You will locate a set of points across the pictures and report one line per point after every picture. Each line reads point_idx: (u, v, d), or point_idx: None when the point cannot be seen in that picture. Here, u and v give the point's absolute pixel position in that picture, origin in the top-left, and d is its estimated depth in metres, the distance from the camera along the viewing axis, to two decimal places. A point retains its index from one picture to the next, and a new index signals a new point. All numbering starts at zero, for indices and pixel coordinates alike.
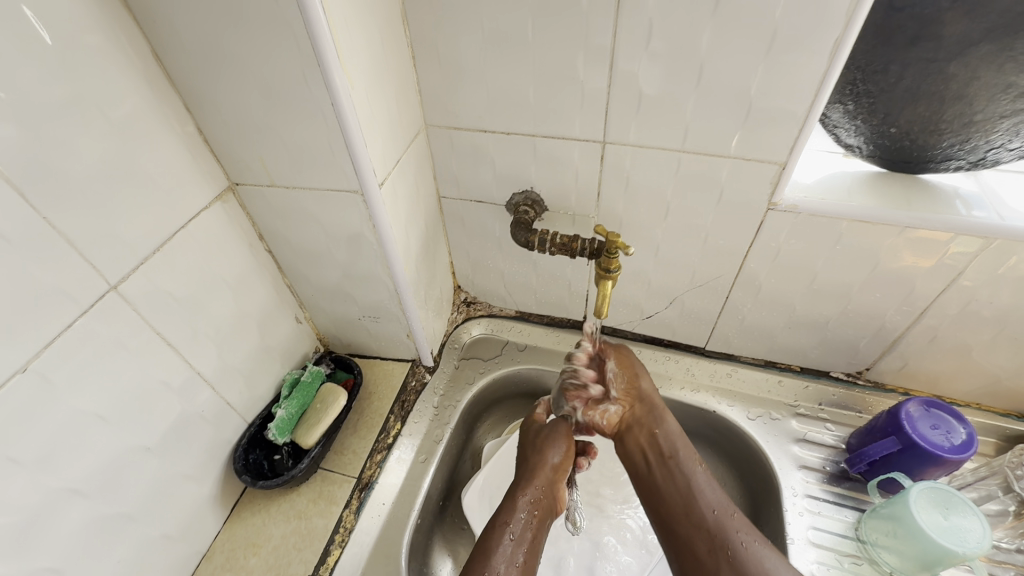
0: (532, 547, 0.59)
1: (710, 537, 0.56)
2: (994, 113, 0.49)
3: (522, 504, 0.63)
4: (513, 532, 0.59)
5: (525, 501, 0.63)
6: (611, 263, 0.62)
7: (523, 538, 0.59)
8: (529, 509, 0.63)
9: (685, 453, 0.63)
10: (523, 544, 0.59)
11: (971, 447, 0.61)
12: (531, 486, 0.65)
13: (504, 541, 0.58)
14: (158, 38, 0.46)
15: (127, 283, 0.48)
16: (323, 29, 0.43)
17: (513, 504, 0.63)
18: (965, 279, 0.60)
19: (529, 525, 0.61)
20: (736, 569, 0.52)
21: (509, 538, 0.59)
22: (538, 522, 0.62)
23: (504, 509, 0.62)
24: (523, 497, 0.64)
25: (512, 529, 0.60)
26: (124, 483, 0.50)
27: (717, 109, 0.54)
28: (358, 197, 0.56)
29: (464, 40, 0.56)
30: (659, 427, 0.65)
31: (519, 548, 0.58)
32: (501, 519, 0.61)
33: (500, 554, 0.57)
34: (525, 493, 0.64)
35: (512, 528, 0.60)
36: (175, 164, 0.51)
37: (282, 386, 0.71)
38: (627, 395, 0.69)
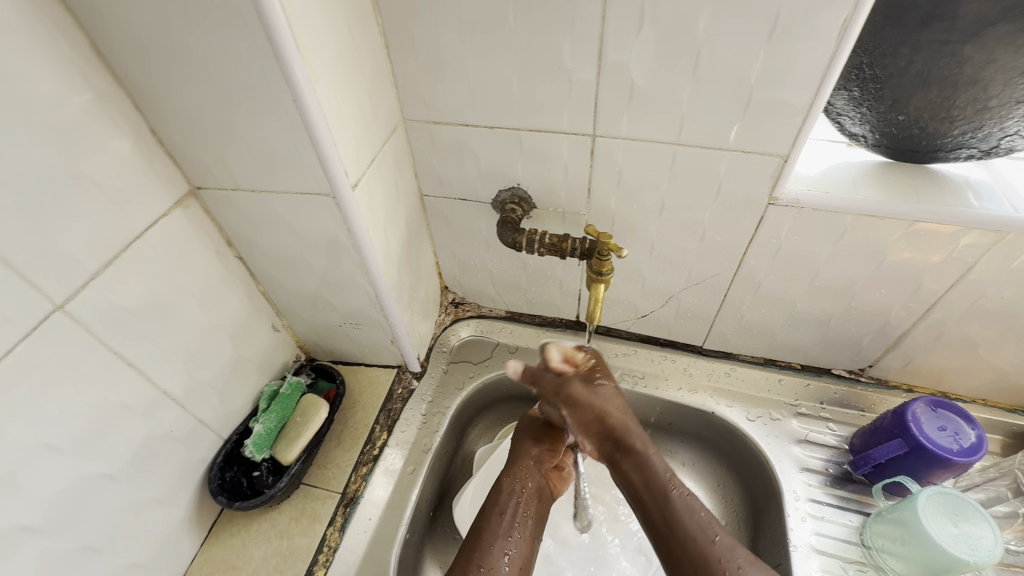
0: (527, 528, 0.57)
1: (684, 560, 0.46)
2: (1010, 99, 0.46)
3: (513, 484, 0.61)
4: (506, 510, 0.58)
5: (517, 479, 0.62)
6: (603, 266, 0.59)
7: (515, 514, 0.58)
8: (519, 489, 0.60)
9: (658, 480, 0.51)
10: (518, 521, 0.57)
11: (981, 449, 0.58)
12: (522, 468, 0.63)
13: (496, 518, 0.57)
14: (97, 29, 0.42)
15: (75, 301, 0.44)
16: (279, 15, 0.39)
17: (502, 485, 0.61)
18: (974, 274, 0.58)
19: (521, 501, 0.59)
20: None
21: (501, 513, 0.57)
22: (532, 502, 0.60)
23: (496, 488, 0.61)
24: (514, 478, 0.62)
25: (504, 507, 0.58)
26: (82, 513, 0.48)
27: (714, 99, 0.50)
28: (330, 200, 0.52)
29: (440, 27, 0.52)
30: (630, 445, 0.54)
31: (512, 524, 0.56)
32: (492, 498, 0.60)
33: (491, 535, 0.55)
34: (517, 473, 0.62)
35: (503, 507, 0.58)
36: (126, 169, 0.47)
37: (259, 398, 0.67)
38: (588, 429, 0.58)
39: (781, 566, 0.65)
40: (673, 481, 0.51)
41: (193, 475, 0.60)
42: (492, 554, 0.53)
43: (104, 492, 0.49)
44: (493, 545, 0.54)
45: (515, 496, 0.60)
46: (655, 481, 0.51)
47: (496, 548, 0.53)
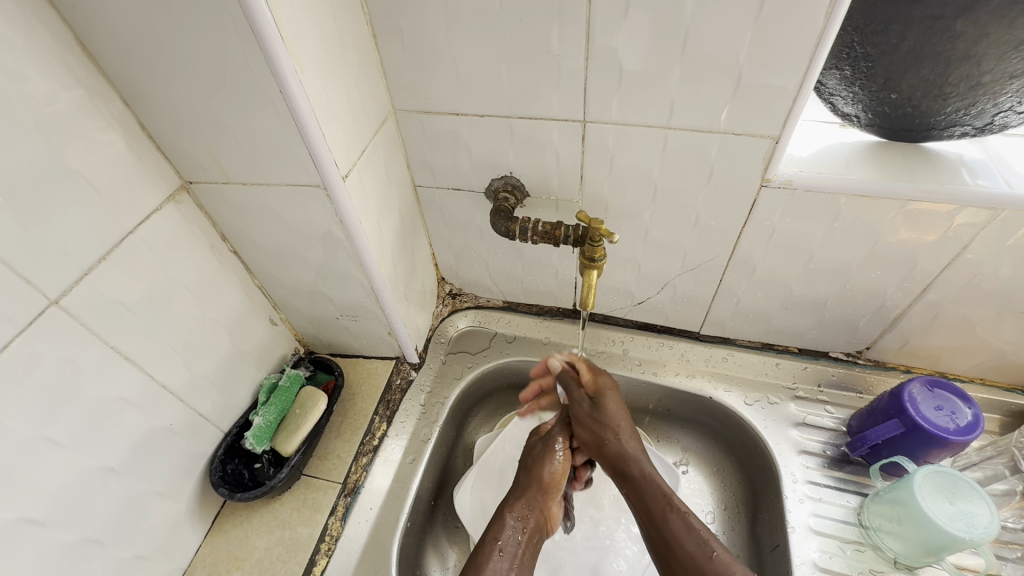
0: (523, 566, 0.55)
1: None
2: (1003, 73, 0.45)
3: (511, 522, 0.59)
4: (505, 548, 0.56)
5: (515, 516, 0.60)
6: (595, 252, 0.59)
7: (514, 553, 0.55)
8: (518, 528, 0.59)
9: (659, 504, 0.55)
10: (515, 560, 0.55)
11: (977, 428, 0.58)
12: (520, 504, 0.62)
13: (494, 555, 0.55)
14: (80, 24, 0.42)
15: (70, 296, 0.44)
16: (261, 5, 0.38)
17: (502, 520, 0.59)
18: (969, 253, 0.57)
19: (520, 541, 0.57)
20: None
21: (500, 551, 0.55)
22: (530, 540, 0.59)
23: (492, 525, 0.59)
24: (512, 514, 0.60)
25: (503, 545, 0.56)
26: (84, 506, 0.48)
27: (705, 80, 0.50)
28: (321, 191, 0.52)
29: (427, 14, 0.51)
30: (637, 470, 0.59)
31: (511, 562, 0.54)
32: (490, 533, 0.57)
33: (490, 569, 0.53)
34: (514, 509, 0.61)
35: (501, 543, 0.56)
36: (117, 164, 0.47)
37: (258, 391, 0.68)
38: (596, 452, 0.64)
39: (779, 548, 0.65)
40: (674, 505, 0.55)
41: (194, 468, 0.61)
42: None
43: (105, 485, 0.50)
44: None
45: (511, 533, 0.58)
46: (658, 505, 0.55)
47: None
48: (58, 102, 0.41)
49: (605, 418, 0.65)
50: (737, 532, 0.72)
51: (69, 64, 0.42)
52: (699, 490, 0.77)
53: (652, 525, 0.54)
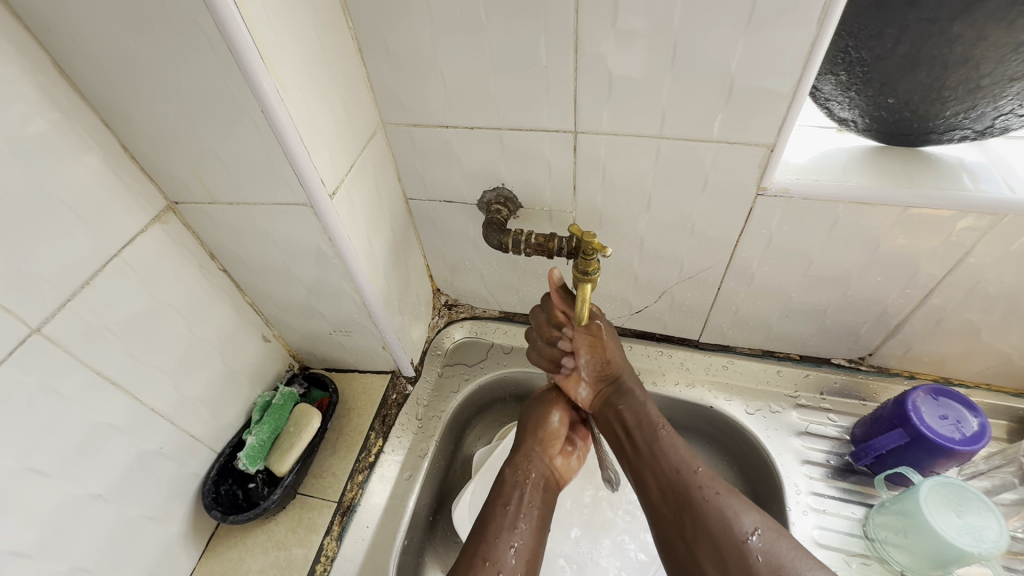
0: (531, 518, 0.60)
1: (674, 487, 0.55)
2: (1003, 76, 0.44)
3: (515, 480, 0.63)
4: (510, 501, 0.61)
5: (517, 476, 0.63)
6: (588, 265, 0.56)
7: (521, 503, 0.61)
8: (523, 486, 0.62)
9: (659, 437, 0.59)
10: (523, 516, 0.59)
11: (984, 438, 0.57)
12: (521, 459, 0.65)
13: (503, 512, 0.59)
14: (57, 49, 0.41)
15: (52, 324, 0.44)
16: (237, 23, 0.38)
17: (506, 475, 0.64)
18: (973, 257, 0.56)
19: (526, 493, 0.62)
20: (702, 521, 0.52)
21: (508, 505, 0.60)
22: (535, 491, 0.63)
23: (498, 486, 0.63)
24: (514, 471, 0.64)
25: (508, 500, 0.61)
26: (69, 534, 0.48)
27: (697, 89, 0.49)
28: (308, 209, 0.51)
29: (411, 28, 0.50)
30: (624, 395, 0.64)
31: (517, 514, 0.59)
32: (498, 497, 0.61)
33: (499, 526, 0.58)
34: (517, 465, 0.64)
35: (510, 501, 0.60)
36: (99, 187, 0.46)
37: (252, 410, 0.67)
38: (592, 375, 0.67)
39: None
40: (664, 427, 0.60)
41: (186, 490, 0.60)
42: (498, 548, 0.56)
43: (92, 510, 0.50)
44: (499, 537, 0.57)
45: (518, 490, 0.62)
46: (653, 430, 0.60)
47: (502, 542, 0.56)
48: (37, 129, 0.41)
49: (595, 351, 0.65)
50: None
51: (49, 90, 0.41)
52: None
53: (643, 442, 0.59)
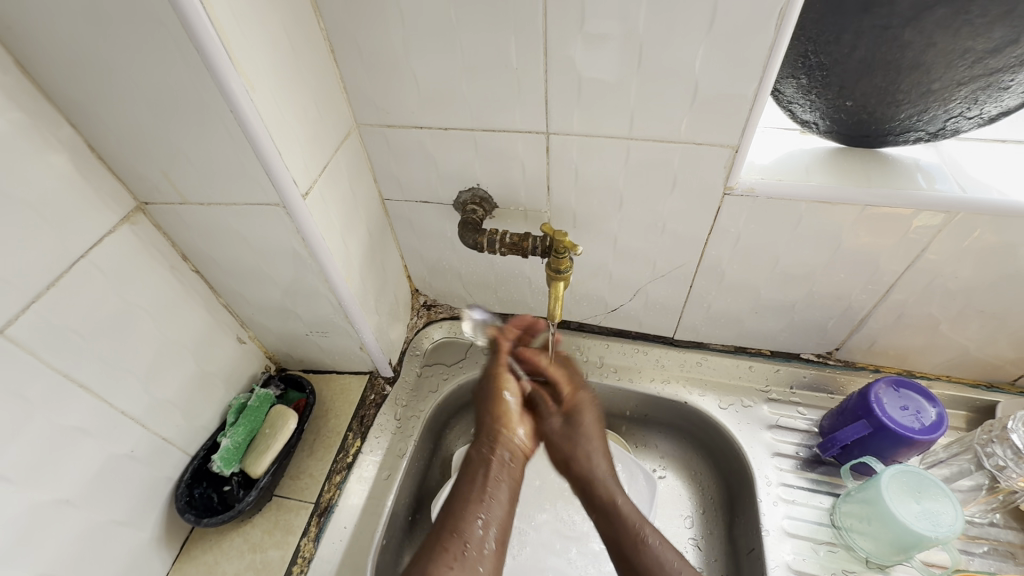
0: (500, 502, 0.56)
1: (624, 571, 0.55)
2: (952, 81, 0.46)
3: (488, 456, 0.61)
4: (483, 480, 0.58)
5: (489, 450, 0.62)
6: (561, 264, 0.59)
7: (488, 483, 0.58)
8: (496, 461, 0.61)
9: (626, 526, 0.57)
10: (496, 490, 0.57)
11: (941, 426, 0.59)
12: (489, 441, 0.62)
13: (475, 489, 0.57)
14: (20, 47, 0.40)
15: (17, 326, 0.43)
16: (205, 24, 0.38)
17: (483, 458, 0.61)
18: (930, 253, 0.58)
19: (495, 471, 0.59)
20: None
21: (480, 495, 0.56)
22: (507, 474, 0.59)
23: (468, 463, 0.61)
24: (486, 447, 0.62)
25: (477, 476, 0.59)
26: (36, 540, 0.47)
27: (663, 91, 0.50)
28: (280, 209, 0.51)
29: (383, 29, 0.51)
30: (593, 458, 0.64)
31: (486, 493, 0.57)
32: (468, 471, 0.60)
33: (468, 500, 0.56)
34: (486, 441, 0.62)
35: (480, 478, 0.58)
36: (66, 188, 0.46)
37: (227, 412, 0.67)
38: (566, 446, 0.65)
39: (754, 551, 0.65)
40: (644, 531, 0.56)
41: (159, 494, 0.59)
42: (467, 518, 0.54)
43: (61, 516, 0.49)
44: (468, 511, 0.55)
45: (485, 465, 0.59)
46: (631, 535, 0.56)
47: (470, 515, 0.54)
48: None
49: (580, 433, 0.65)
50: (713, 536, 0.73)
51: (11, 90, 0.41)
52: (679, 495, 0.77)
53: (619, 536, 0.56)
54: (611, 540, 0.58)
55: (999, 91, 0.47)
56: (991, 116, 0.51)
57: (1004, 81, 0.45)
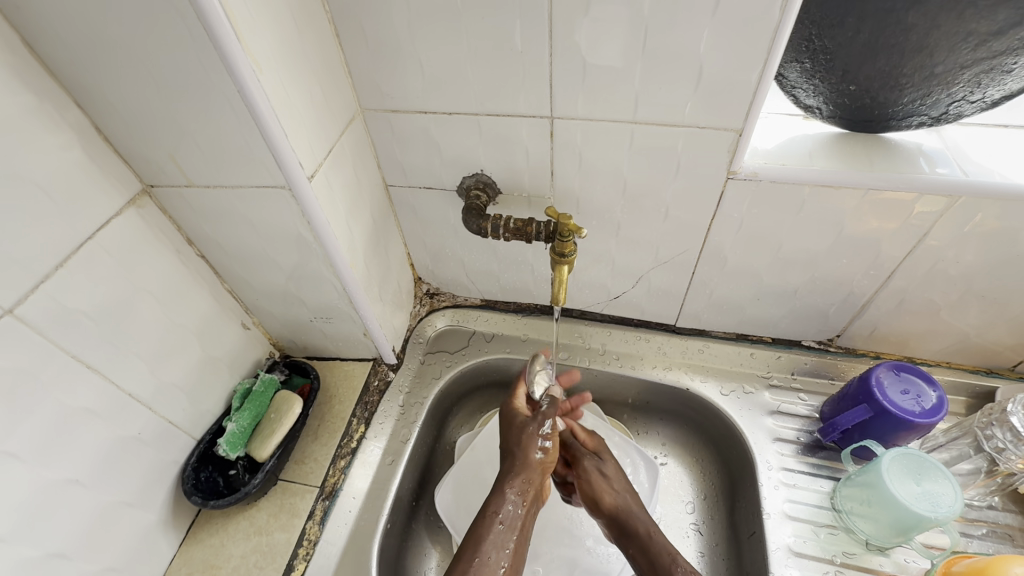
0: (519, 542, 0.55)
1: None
2: (955, 64, 0.46)
3: (511, 497, 0.58)
4: (504, 521, 0.56)
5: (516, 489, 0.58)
6: (565, 248, 0.60)
7: (514, 527, 0.55)
8: (518, 502, 0.58)
9: (663, 560, 0.56)
10: (514, 532, 0.55)
11: (942, 410, 0.60)
12: (520, 479, 0.59)
13: (495, 529, 0.55)
14: (27, 27, 0.40)
15: (25, 305, 0.44)
16: (212, 2, 0.38)
17: (503, 495, 0.58)
18: (931, 238, 0.59)
19: (520, 516, 0.56)
20: None
21: (502, 523, 0.55)
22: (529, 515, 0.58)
23: (492, 497, 0.58)
24: (512, 488, 0.58)
25: (504, 518, 0.56)
26: (47, 519, 0.48)
27: (667, 75, 0.50)
28: (286, 192, 0.51)
29: (388, 12, 0.51)
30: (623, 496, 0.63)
31: (509, 535, 0.55)
32: (490, 506, 0.57)
33: (491, 542, 0.53)
34: (513, 484, 0.58)
35: (502, 516, 0.56)
36: (73, 170, 0.46)
37: (232, 397, 0.67)
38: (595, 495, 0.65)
39: (755, 534, 0.66)
40: (681, 565, 0.56)
41: (165, 477, 0.60)
42: (488, 565, 0.52)
43: (70, 496, 0.50)
44: (491, 556, 0.52)
45: (508, 503, 0.57)
46: (667, 566, 0.56)
47: (493, 561, 0.52)
48: (7, 108, 0.40)
49: (605, 471, 0.66)
50: (714, 521, 0.73)
51: (19, 70, 0.41)
52: (680, 481, 0.78)
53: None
54: (648, 573, 0.57)
55: (1002, 75, 0.47)
56: (994, 100, 0.51)
57: (1008, 64, 0.46)
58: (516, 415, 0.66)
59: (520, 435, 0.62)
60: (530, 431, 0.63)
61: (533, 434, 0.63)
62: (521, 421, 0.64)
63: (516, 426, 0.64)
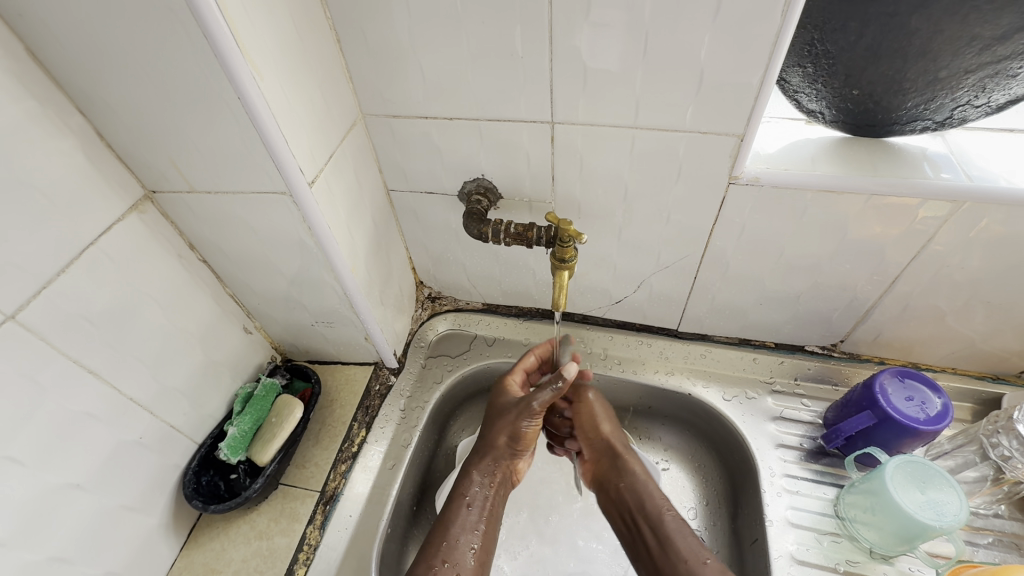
0: (490, 519, 0.60)
1: (647, 540, 0.57)
2: (959, 68, 0.46)
3: (478, 479, 0.62)
4: (473, 502, 0.60)
5: (483, 473, 0.63)
6: (566, 253, 0.60)
7: (482, 507, 0.60)
8: (486, 483, 0.62)
9: (653, 501, 0.60)
10: (482, 513, 0.60)
11: (946, 417, 0.59)
12: (487, 461, 0.63)
13: (462, 511, 0.59)
14: (30, 34, 0.41)
15: (27, 311, 0.44)
16: (211, 8, 0.38)
17: (469, 477, 0.62)
18: (936, 244, 0.58)
19: (487, 496, 0.61)
20: None
21: (468, 506, 0.59)
22: (497, 495, 0.62)
23: (459, 481, 0.63)
24: (480, 472, 0.63)
25: (471, 500, 0.60)
26: (47, 523, 0.48)
27: (669, 80, 0.50)
28: (287, 198, 0.51)
29: (389, 18, 0.51)
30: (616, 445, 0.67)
31: (479, 515, 0.59)
32: (457, 490, 0.61)
33: (458, 523, 0.58)
34: (481, 467, 0.63)
35: (469, 499, 0.60)
36: (75, 176, 0.46)
37: (233, 401, 0.67)
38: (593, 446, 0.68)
39: (758, 542, 0.65)
40: (668, 508, 0.59)
41: (167, 481, 0.60)
42: (457, 546, 0.56)
43: (71, 500, 0.50)
44: (459, 537, 0.57)
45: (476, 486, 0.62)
46: (654, 507, 0.59)
47: (462, 543, 0.56)
48: (10, 115, 0.41)
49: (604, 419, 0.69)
50: (716, 527, 0.73)
51: (21, 76, 0.41)
52: (683, 487, 0.77)
53: (646, 521, 0.58)
54: (635, 511, 0.60)
55: (1007, 79, 0.46)
56: (999, 104, 0.51)
57: (1013, 69, 0.45)
58: (506, 396, 0.68)
59: (502, 417, 0.65)
60: (506, 419, 0.64)
61: (509, 422, 0.64)
62: (508, 403, 0.67)
63: (497, 409, 0.67)
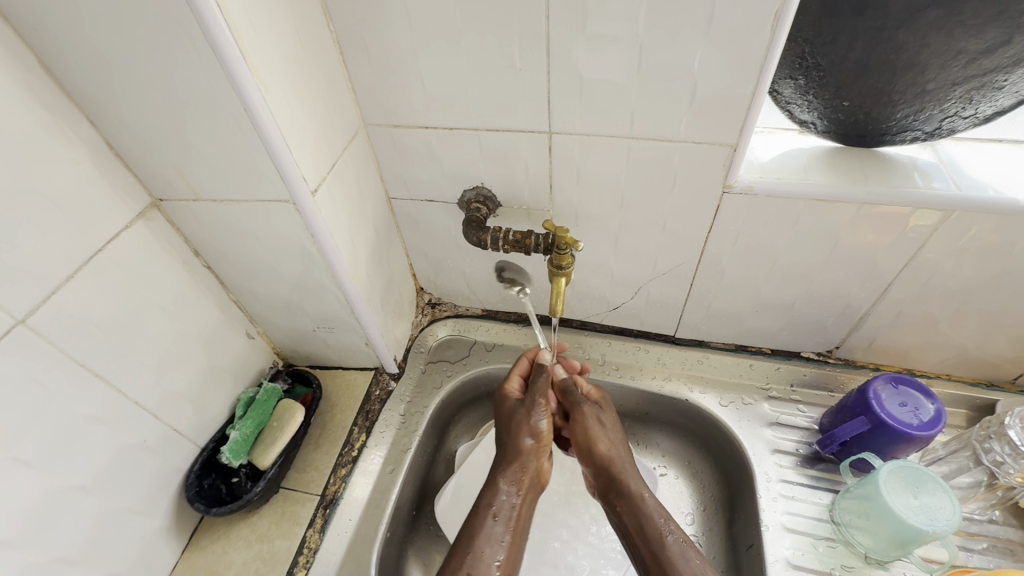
0: (518, 529, 0.58)
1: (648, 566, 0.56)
2: (946, 81, 0.47)
3: (505, 488, 0.61)
4: (499, 513, 0.59)
5: (509, 481, 0.62)
6: (563, 260, 0.61)
7: (509, 517, 0.59)
8: (512, 490, 0.61)
9: (652, 523, 0.58)
10: (507, 524, 0.58)
11: (939, 422, 0.60)
12: (512, 467, 0.63)
13: (488, 522, 0.57)
14: (41, 45, 0.42)
15: (37, 315, 0.45)
16: (218, 23, 0.39)
17: (496, 486, 0.61)
18: (928, 251, 0.59)
19: (514, 506, 0.60)
20: None
21: (494, 515, 0.58)
22: (524, 502, 0.61)
23: (486, 490, 0.61)
24: (505, 479, 0.62)
25: (497, 510, 0.59)
26: (50, 524, 0.49)
27: (663, 92, 0.51)
28: (290, 206, 0.53)
29: (391, 32, 0.52)
30: (611, 458, 0.65)
31: (505, 526, 0.58)
32: (485, 500, 0.60)
33: (485, 536, 0.56)
34: (507, 475, 0.62)
35: (495, 509, 0.59)
36: (83, 184, 0.47)
37: (235, 405, 0.68)
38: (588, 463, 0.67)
39: (754, 547, 0.66)
40: (670, 532, 0.57)
41: (169, 484, 0.61)
42: (482, 559, 0.54)
43: (75, 502, 0.51)
44: (484, 549, 0.55)
45: (504, 496, 0.60)
46: (653, 529, 0.58)
47: (486, 557, 0.54)
48: (18, 125, 0.42)
49: (604, 431, 0.67)
50: (714, 534, 0.73)
51: (33, 86, 0.43)
52: (680, 492, 0.78)
53: (646, 544, 0.57)
54: (635, 532, 0.59)
55: (993, 91, 0.47)
56: (987, 116, 0.52)
57: (997, 81, 0.46)
58: (508, 401, 0.69)
59: (511, 424, 0.67)
60: (523, 419, 0.67)
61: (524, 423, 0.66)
62: (512, 408, 0.68)
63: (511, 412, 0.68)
